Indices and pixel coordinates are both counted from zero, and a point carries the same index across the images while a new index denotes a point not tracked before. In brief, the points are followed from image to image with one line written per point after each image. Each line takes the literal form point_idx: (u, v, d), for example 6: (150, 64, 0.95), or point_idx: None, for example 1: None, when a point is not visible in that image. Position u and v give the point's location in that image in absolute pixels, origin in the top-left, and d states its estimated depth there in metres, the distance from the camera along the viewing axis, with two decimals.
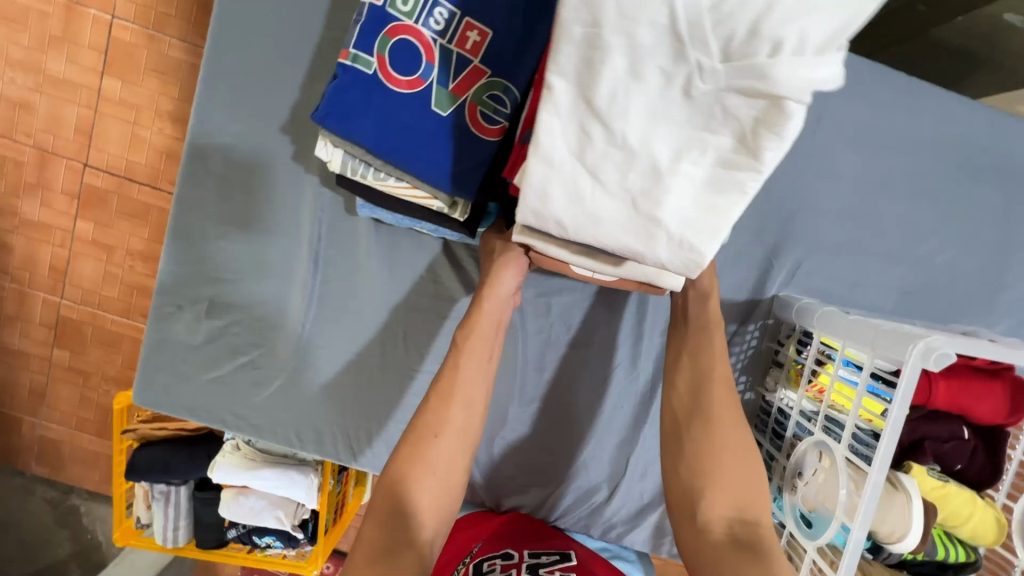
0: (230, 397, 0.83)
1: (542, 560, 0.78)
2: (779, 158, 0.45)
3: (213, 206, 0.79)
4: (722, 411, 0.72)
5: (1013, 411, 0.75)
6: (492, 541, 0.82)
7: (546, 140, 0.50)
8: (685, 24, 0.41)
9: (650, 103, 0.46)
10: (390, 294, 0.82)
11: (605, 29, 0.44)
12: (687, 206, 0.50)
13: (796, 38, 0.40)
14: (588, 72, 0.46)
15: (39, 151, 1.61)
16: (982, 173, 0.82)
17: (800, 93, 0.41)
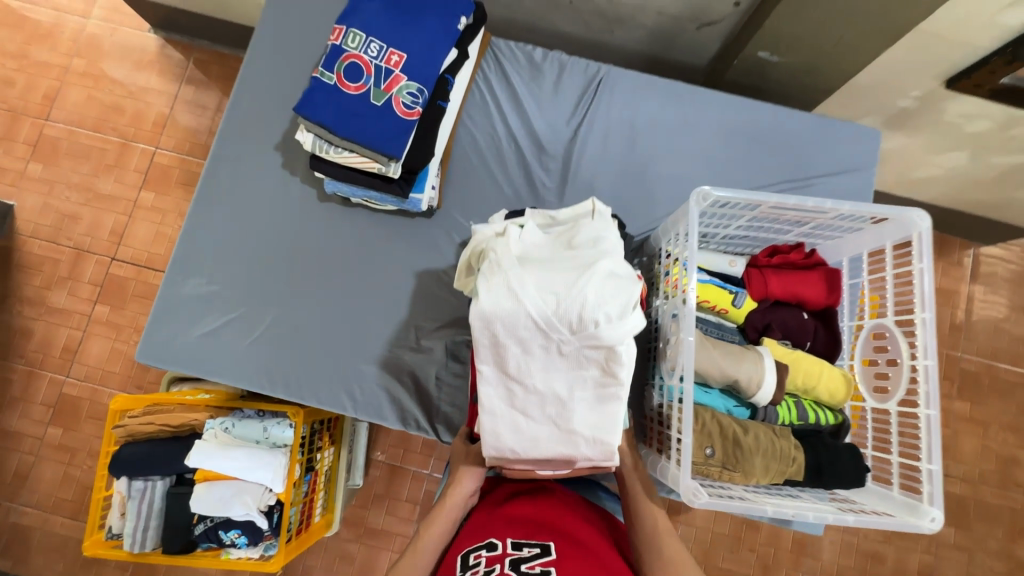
0: (215, 346, 1.02)
1: (523, 553, 0.73)
2: (630, 374, 0.72)
3: (219, 201, 1.08)
4: (674, 553, 0.79)
5: (834, 291, 0.95)
6: (483, 531, 0.80)
7: (487, 402, 0.74)
8: (544, 321, 0.70)
9: (545, 371, 0.72)
10: (349, 258, 1.07)
11: (501, 337, 0.72)
12: (593, 420, 0.74)
13: (607, 315, 0.70)
14: (500, 359, 0.73)
15: (76, 250, 1.94)
16: (781, 142, 1.11)
17: (623, 340, 0.70)
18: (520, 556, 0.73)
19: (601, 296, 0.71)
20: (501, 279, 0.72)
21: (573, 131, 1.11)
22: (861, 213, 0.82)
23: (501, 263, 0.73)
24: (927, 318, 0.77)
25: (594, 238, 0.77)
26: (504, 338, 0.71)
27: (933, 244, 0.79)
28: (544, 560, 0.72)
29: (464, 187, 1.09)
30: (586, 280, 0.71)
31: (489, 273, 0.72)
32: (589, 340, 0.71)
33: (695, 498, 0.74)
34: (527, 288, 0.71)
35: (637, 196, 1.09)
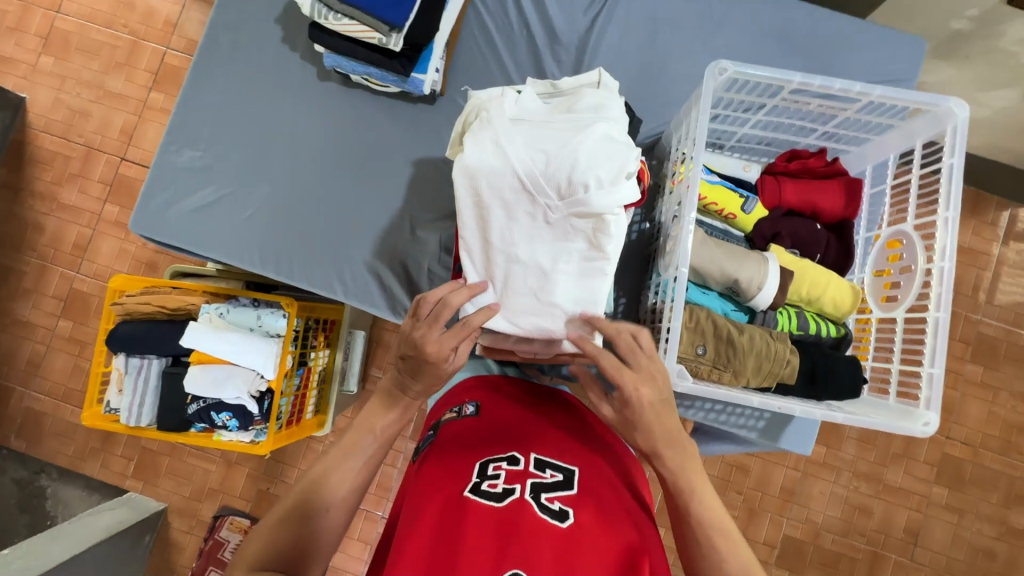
0: (210, 222, 1.01)
1: (546, 478, 0.68)
2: (616, 248, 0.69)
3: (217, 73, 1.04)
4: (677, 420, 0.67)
5: (852, 201, 0.89)
6: (501, 444, 0.74)
7: (468, 269, 0.73)
8: (530, 182, 0.68)
9: (529, 238, 0.70)
10: (348, 141, 1.04)
11: (485, 199, 0.70)
12: (575, 295, 0.71)
13: (596, 180, 0.67)
14: (482, 224, 0.71)
15: (87, 148, 1.92)
16: (808, 50, 1.04)
17: (613, 208, 0.67)
18: (542, 480, 0.68)
19: (593, 158, 0.67)
20: (489, 137, 0.70)
21: (590, 21, 1.05)
22: (892, 101, 0.76)
23: (493, 122, 0.70)
24: (949, 218, 0.72)
25: (596, 104, 0.72)
26: (487, 197, 0.69)
27: (968, 136, 0.73)
28: (565, 494, 0.66)
29: (469, 74, 1.05)
30: (582, 143, 0.67)
31: (476, 129, 0.70)
32: (577, 207, 0.67)
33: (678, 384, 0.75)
34: (518, 147, 0.68)
35: (651, 94, 1.03)
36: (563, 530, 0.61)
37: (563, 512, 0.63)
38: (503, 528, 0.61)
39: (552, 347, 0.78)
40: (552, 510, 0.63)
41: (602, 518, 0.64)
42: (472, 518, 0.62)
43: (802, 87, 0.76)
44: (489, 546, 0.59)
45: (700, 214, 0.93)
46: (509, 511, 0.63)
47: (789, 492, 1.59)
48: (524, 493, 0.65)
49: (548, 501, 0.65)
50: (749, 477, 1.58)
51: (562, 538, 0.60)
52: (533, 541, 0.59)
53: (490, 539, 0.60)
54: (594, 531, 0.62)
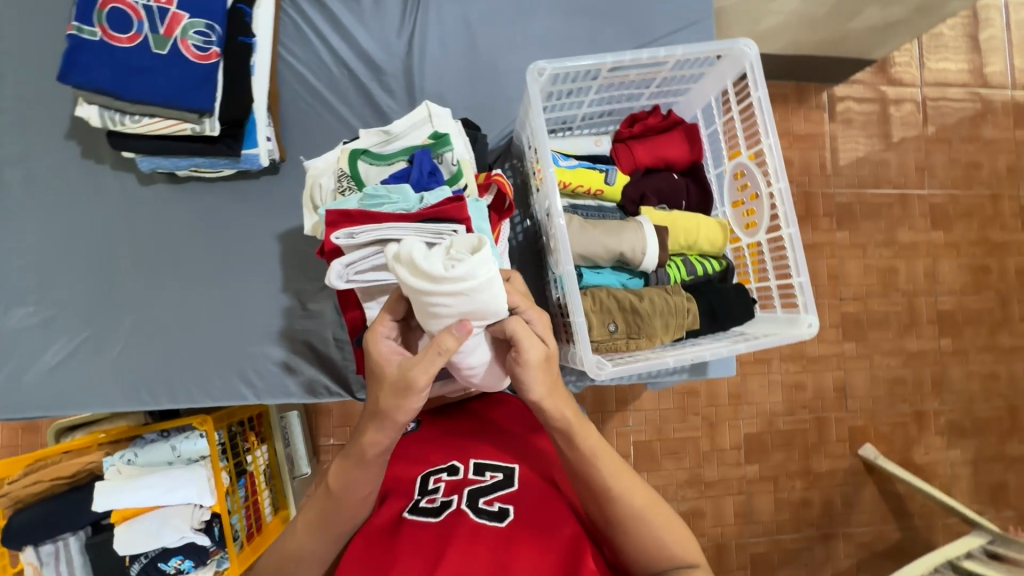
0: (72, 374, 0.90)
1: (484, 481, 0.71)
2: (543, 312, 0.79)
3: (19, 213, 0.92)
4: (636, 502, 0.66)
5: (695, 145, 0.96)
6: (445, 454, 0.77)
7: None
8: None
9: None
10: (199, 238, 0.96)
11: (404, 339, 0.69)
12: None
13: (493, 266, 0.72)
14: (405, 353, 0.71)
15: None
16: (615, 14, 1.10)
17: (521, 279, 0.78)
18: (481, 485, 0.70)
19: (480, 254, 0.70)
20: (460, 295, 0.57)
21: (407, 43, 1.03)
22: (695, 56, 0.82)
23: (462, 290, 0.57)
24: (772, 145, 0.80)
25: (450, 152, 0.71)
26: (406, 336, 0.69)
27: (764, 68, 0.81)
28: (503, 492, 0.69)
29: (303, 129, 1.00)
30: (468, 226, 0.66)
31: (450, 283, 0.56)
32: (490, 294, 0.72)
33: (600, 371, 0.78)
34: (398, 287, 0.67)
35: (490, 98, 1.04)
36: (498, 530, 0.64)
37: (500, 512, 0.66)
38: (441, 539, 0.63)
39: None
40: (490, 512, 0.66)
41: (536, 512, 0.66)
42: (410, 537, 0.64)
43: (616, 64, 0.81)
44: (422, 562, 0.61)
45: (571, 199, 0.96)
46: (446, 523, 0.65)
47: (735, 396, 1.73)
48: (461, 503, 0.67)
49: (486, 506, 0.67)
50: (700, 399, 1.70)
51: (498, 537, 0.63)
52: (467, 543, 0.61)
53: (423, 555, 0.62)
54: (527, 527, 0.64)
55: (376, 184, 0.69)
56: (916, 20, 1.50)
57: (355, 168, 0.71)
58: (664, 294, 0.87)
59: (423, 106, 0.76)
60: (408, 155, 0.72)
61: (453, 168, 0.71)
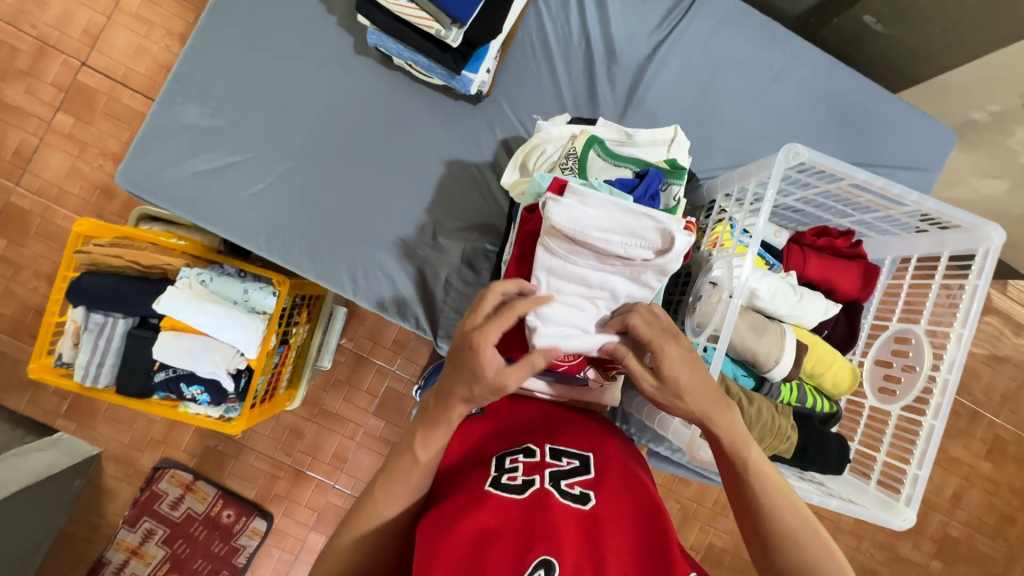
0: (214, 190, 0.91)
1: (563, 465, 0.70)
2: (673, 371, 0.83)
3: (240, 19, 0.92)
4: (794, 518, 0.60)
5: (866, 287, 0.92)
6: (516, 437, 0.76)
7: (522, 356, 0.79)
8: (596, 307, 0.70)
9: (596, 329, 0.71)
10: (377, 125, 0.95)
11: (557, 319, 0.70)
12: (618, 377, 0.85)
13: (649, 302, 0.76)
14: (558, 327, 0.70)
15: (40, 43, 1.55)
16: (849, 122, 1.06)
17: None
18: (561, 469, 0.70)
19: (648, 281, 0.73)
20: None
21: (652, 48, 1.00)
22: (937, 214, 0.78)
23: None
24: (964, 336, 0.76)
25: (678, 186, 0.70)
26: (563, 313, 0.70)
27: (997, 261, 0.76)
28: (584, 479, 0.70)
29: (518, 79, 0.98)
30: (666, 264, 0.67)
31: None
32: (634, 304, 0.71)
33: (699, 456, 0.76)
34: (576, 268, 0.67)
35: (695, 139, 1.01)
36: (586, 514, 0.65)
37: (584, 496, 0.67)
38: (531, 518, 0.63)
39: (571, 392, 0.83)
40: (572, 495, 0.67)
41: (620, 500, 0.68)
42: (494, 510, 0.64)
43: (862, 182, 0.77)
44: (513, 539, 0.61)
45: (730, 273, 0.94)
46: (532, 503, 0.65)
47: None
48: (544, 483, 0.67)
49: (570, 487, 0.68)
50: None
51: (584, 521, 0.65)
52: (561, 527, 0.62)
53: (516, 540, 0.61)
54: (613, 515, 0.66)
55: (600, 180, 0.68)
56: None
57: (585, 154, 0.70)
58: (774, 408, 0.85)
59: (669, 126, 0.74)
60: (638, 168, 0.70)
61: (672, 202, 0.70)
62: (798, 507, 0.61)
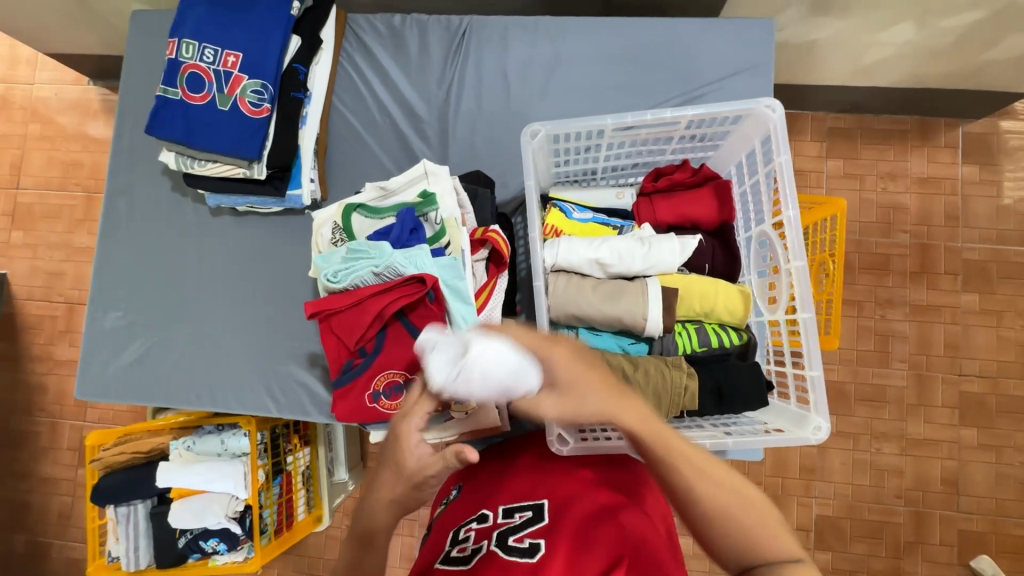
0: (145, 372, 1.08)
1: (514, 522, 0.68)
2: None
3: (124, 231, 1.12)
4: (713, 486, 0.57)
5: (723, 207, 0.88)
6: (474, 507, 0.75)
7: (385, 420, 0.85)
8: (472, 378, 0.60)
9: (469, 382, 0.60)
10: (251, 263, 1.09)
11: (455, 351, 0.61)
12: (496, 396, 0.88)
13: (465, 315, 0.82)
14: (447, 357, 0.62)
15: (68, 305, 1.91)
16: (657, 62, 1.05)
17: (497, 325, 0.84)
18: (512, 525, 0.68)
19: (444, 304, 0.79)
20: None
21: (446, 91, 1.08)
22: (709, 117, 0.78)
23: None
24: (792, 216, 0.73)
25: (434, 212, 0.81)
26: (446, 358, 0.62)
27: (788, 132, 0.74)
28: (535, 529, 0.66)
29: (346, 173, 1.09)
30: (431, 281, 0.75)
31: None
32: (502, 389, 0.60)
33: (562, 446, 0.79)
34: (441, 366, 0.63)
35: (516, 146, 1.05)
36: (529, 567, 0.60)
37: (531, 547, 0.63)
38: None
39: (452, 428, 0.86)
40: (520, 549, 0.63)
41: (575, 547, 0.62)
42: None
43: (620, 124, 0.79)
44: None
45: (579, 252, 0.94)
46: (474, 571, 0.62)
47: (809, 469, 1.40)
48: (491, 545, 0.65)
49: (517, 542, 0.64)
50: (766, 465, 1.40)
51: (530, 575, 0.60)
52: None
53: None
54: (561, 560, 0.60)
55: (360, 240, 0.78)
56: None
57: (350, 222, 0.83)
58: (660, 363, 0.81)
59: (419, 166, 0.85)
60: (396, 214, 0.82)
61: (433, 228, 0.80)
62: (722, 475, 0.58)
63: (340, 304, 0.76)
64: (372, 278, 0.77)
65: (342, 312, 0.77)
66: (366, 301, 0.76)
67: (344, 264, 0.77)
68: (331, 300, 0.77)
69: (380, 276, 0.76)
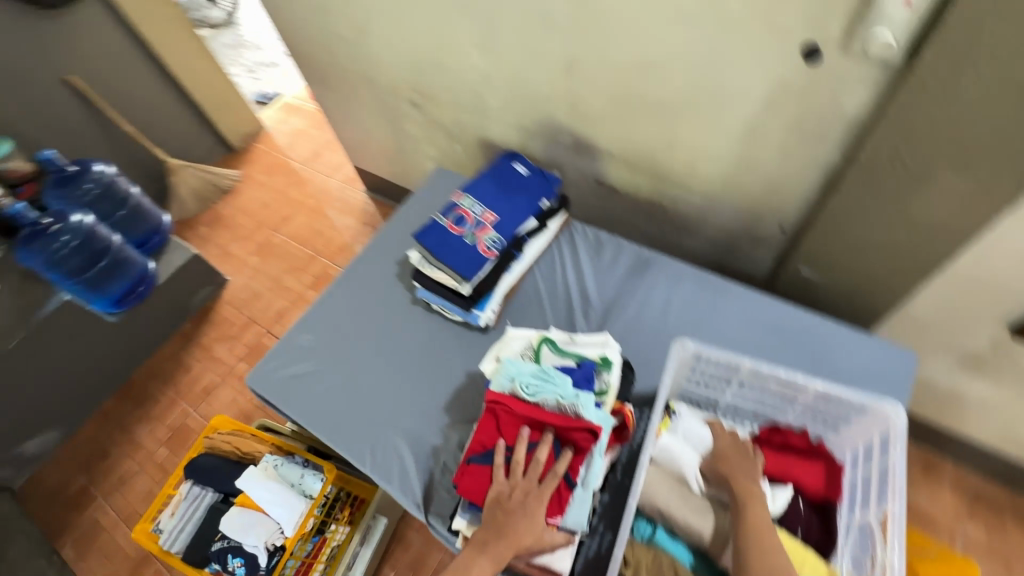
0: (300, 388, 1.34)
1: None
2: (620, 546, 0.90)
3: (348, 286, 1.50)
4: None
5: (829, 484, 0.95)
6: None
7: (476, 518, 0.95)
8: None
9: None
10: (416, 347, 1.36)
11: None
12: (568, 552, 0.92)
13: None
14: None
15: (249, 320, 2.48)
16: (801, 342, 1.21)
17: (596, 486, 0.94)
18: None
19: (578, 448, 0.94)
20: None
21: (617, 294, 1.36)
22: (835, 398, 0.93)
23: None
24: (895, 512, 0.80)
25: (607, 374, 1.00)
26: None
27: (906, 439, 0.84)
28: None
29: (517, 317, 1.37)
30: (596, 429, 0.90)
31: None
32: None
33: None
34: None
35: (656, 355, 1.24)
36: None
37: None
38: None
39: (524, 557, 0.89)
40: None
41: None
42: None
43: (756, 370, 0.97)
44: None
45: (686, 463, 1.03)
46: None
47: None
48: None
49: None
50: None
51: None
52: None
53: None
54: None
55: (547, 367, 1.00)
56: None
57: (540, 349, 1.06)
58: None
59: (605, 335, 1.07)
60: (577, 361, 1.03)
61: (603, 386, 0.99)
62: None
63: (519, 408, 0.94)
64: (553, 404, 0.95)
65: (515, 413, 0.94)
66: (539, 417, 0.93)
67: (532, 378, 0.98)
68: (513, 401, 0.95)
69: (560, 407, 0.94)
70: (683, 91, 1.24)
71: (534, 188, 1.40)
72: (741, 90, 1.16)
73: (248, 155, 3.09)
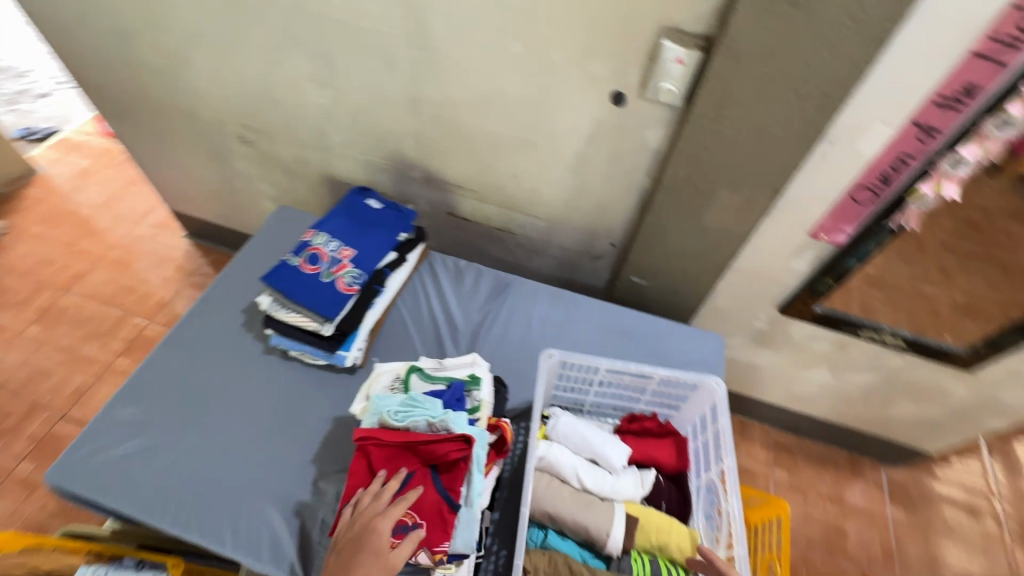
0: (128, 472, 1.12)
1: None
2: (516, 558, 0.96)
3: (182, 344, 1.31)
4: None
5: (680, 455, 1.09)
6: None
7: None
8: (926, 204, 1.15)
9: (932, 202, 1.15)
10: (275, 400, 1.24)
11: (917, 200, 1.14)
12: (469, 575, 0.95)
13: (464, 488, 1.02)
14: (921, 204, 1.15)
15: (31, 405, 1.96)
16: (641, 339, 1.41)
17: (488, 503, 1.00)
18: None
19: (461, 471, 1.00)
20: None
21: (482, 316, 1.41)
22: (674, 381, 1.12)
23: None
24: (729, 464, 0.99)
25: (477, 391, 1.05)
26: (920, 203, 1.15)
27: (728, 403, 1.05)
28: None
29: (386, 353, 1.34)
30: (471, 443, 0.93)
31: None
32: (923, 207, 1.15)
33: None
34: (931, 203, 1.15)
35: (525, 369, 1.32)
36: None
37: None
38: None
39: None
40: None
41: None
42: None
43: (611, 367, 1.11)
44: None
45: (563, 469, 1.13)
46: None
47: None
48: None
49: None
50: None
51: None
52: None
53: None
54: None
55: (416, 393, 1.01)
56: (955, 424, 1.73)
57: (407, 378, 1.08)
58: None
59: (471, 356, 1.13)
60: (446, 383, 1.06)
61: (475, 403, 1.04)
62: None
63: (390, 437, 0.94)
64: (424, 426, 0.95)
65: (387, 444, 0.94)
66: (412, 441, 0.94)
67: (400, 407, 0.98)
68: (383, 434, 0.95)
69: (432, 426, 0.95)
70: (521, 130, 1.38)
71: (392, 222, 1.39)
72: (570, 129, 1.33)
73: (15, 202, 2.49)
